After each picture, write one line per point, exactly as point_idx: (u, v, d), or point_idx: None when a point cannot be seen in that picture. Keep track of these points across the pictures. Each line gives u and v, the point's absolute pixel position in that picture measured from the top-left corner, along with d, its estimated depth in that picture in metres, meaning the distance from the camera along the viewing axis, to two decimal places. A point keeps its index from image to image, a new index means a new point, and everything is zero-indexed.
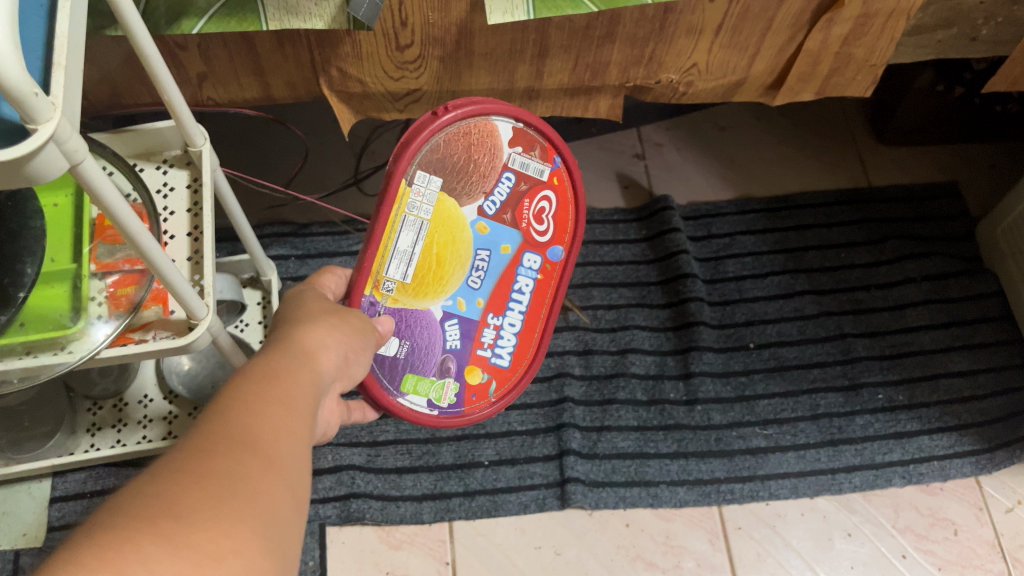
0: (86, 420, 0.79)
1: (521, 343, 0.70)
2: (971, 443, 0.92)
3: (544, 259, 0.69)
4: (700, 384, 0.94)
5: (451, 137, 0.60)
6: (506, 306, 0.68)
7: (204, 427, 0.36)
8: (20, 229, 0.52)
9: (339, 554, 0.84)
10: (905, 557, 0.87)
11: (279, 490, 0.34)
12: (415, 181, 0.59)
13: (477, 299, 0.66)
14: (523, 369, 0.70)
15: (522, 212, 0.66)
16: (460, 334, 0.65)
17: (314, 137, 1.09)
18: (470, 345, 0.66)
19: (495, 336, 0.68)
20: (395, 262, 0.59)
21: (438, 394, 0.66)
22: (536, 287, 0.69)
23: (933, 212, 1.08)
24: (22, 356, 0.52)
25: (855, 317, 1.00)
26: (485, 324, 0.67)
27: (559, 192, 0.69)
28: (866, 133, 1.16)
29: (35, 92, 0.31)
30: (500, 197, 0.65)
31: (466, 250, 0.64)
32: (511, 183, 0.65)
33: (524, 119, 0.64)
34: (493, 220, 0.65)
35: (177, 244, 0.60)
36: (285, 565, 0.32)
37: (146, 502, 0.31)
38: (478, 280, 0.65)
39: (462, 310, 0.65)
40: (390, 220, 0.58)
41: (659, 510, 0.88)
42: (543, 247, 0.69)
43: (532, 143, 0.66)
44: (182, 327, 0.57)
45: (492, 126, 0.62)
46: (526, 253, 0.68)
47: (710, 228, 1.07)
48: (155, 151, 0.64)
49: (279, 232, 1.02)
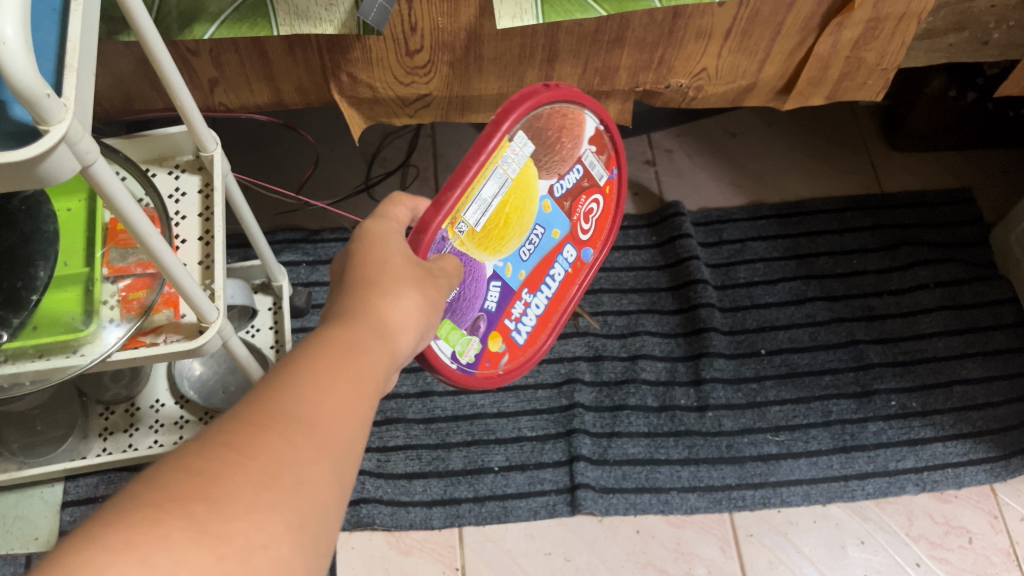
0: (98, 424, 0.79)
1: (538, 326, 0.69)
2: (985, 450, 0.91)
3: (579, 255, 0.71)
4: (711, 390, 0.94)
5: (553, 114, 0.62)
6: (538, 287, 0.67)
7: (263, 398, 0.36)
8: (32, 233, 0.53)
9: (349, 559, 0.84)
10: (918, 565, 0.86)
11: (326, 476, 0.35)
12: (515, 140, 0.59)
13: (521, 270, 0.65)
14: (533, 351, 0.69)
15: (578, 205, 0.69)
16: (498, 298, 0.63)
17: (325, 144, 1.09)
18: (502, 310, 0.64)
19: (523, 310, 0.66)
20: (475, 207, 0.57)
21: (462, 348, 0.61)
22: (565, 277, 0.70)
23: (946, 218, 1.07)
24: (34, 358, 0.52)
25: (868, 323, 1.00)
26: (518, 297, 0.66)
27: (608, 199, 0.73)
28: (878, 139, 1.15)
29: (48, 93, 0.31)
30: (569, 182, 0.66)
31: (527, 222, 0.63)
32: (579, 175, 0.68)
33: (604, 125, 0.68)
34: (557, 201, 0.66)
35: (189, 247, 0.60)
36: (317, 560, 0.33)
37: (182, 479, 0.31)
38: (528, 252, 0.65)
39: (507, 274, 0.63)
40: (485, 167, 0.56)
41: (670, 516, 0.88)
42: (581, 244, 0.71)
43: (603, 147, 0.70)
44: (193, 330, 0.57)
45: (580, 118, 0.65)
46: (568, 244, 0.69)
47: (722, 234, 1.06)
48: (166, 157, 0.64)
49: (291, 237, 1.02)
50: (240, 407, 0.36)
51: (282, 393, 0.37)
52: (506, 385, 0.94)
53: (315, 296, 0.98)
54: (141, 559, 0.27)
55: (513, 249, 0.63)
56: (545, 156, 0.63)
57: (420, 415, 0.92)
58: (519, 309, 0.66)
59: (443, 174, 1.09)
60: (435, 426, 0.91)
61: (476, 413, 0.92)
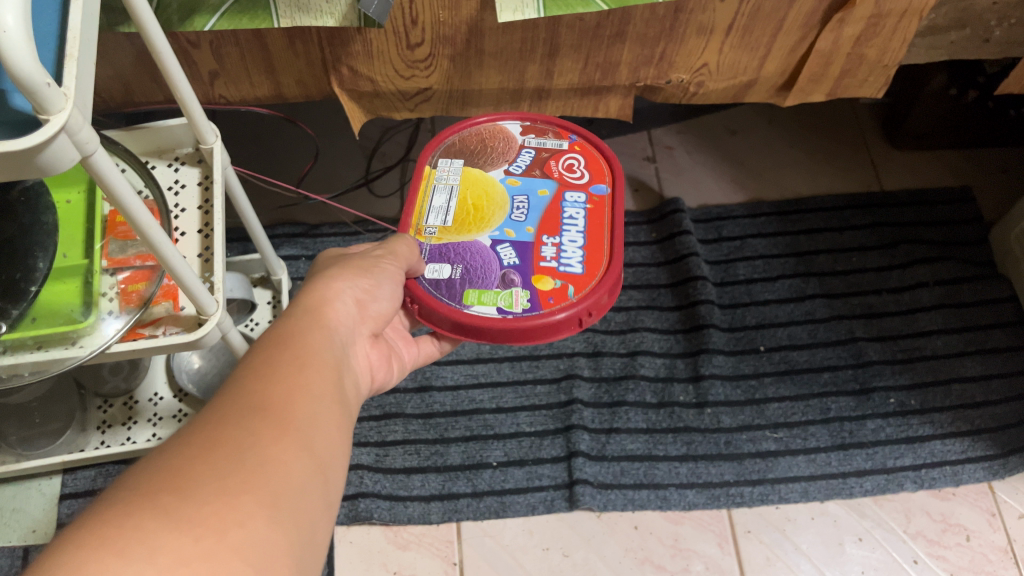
0: (97, 417, 0.79)
1: (594, 251, 0.63)
2: (984, 448, 0.91)
3: (590, 194, 0.66)
4: (710, 387, 0.94)
5: (466, 137, 0.69)
6: (560, 229, 0.64)
7: (217, 402, 0.38)
8: (31, 225, 0.53)
9: (347, 553, 0.84)
10: (916, 562, 0.85)
11: (290, 451, 0.36)
12: (440, 165, 0.67)
13: (523, 227, 0.64)
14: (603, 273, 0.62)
15: (551, 168, 0.67)
16: (516, 256, 0.62)
17: (326, 138, 1.09)
18: (531, 260, 0.62)
19: (557, 250, 0.63)
20: (434, 215, 0.64)
21: (508, 301, 0.60)
22: (590, 211, 0.65)
23: (946, 216, 1.07)
24: (33, 350, 0.52)
25: (867, 321, 0.99)
26: (541, 245, 0.63)
27: (588, 151, 0.69)
28: (878, 137, 1.16)
29: (48, 82, 0.31)
30: (523, 162, 0.67)
31: (503, 196, 0.65)
32: (531, 154, 0.68)
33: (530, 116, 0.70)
34: (522, 174, 0.67)
35: (188, 240, 0.60)
36: (301, 533, 0.34)
37: (150, 479, 0.32)
38: (522, 213, 0.64)
39: (511, 236, 0.63)
40: (421, 190, 0.66)
41: (668, 513, 0.88)
42: (586, 185, 0.66)
43: (543, 130, 0.70)
44: (192, 323, 0.57)
45: (499, 126, 0.70)
46: (568, 190, 0.66)
47: (721, 230, 1.07)
48: (166, 149, 0.64)
49: (290, 232, 1.02)
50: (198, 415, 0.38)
51: (229, 400, 0.38)
52: (504, 380, 0.94)
53: None
54: (118, 554, 0.28)
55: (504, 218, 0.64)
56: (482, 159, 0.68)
57: (419, 410, 0.92)
58: (556, 251, 0.63)
59: None
60: (434, 421, 0.91)
61: (474, 409, 0.92)
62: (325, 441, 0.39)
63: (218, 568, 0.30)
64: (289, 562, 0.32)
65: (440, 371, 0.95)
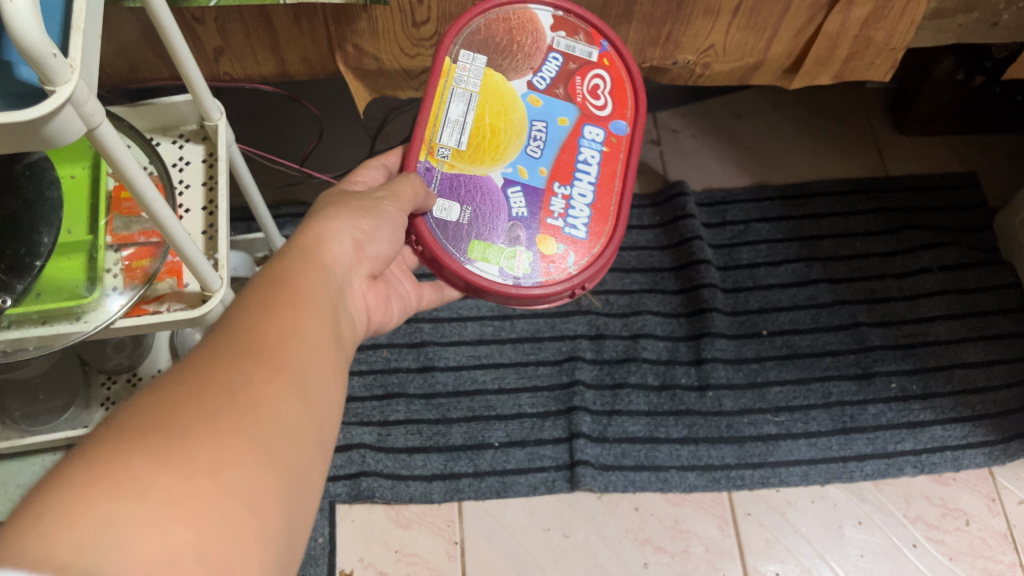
0: (101, 394, 0.80)
1: (599, 209, 0.65)
2: (985, 433, 0.92)
3: (608, 133, 0.66)
4: (712, 369, 0.94)
5: (492, 22, 0.64)
6: (573, 178, 0.65)
7: (211, 339, 0.38)
8: (36, 199, 0.53)
9: (348, 531, 0.85)
10: (915, 546, 0.86)
11: (283, 390, 0.36)
12: (460, 58, 0.63)
13: (538, 168, 0.64)
14: (607, 237, 0.65)
15: (575, 87, 0.66)
16: (525, 203, 0.64)
17: (330, 118, 1.09)
18: (539, 213, 0.64)
19: (566, 206, 0.65)
20: (448, 130, 0.63)
21: (511, 263, 0.63)
22: (604, 158, 0.66)
23: (951, 202, 1.07)
24: (38, 324, 0.52)
25: (870, 306, 0.99)
26: (552, 194, 0.64)
27: (613, 72, 0.67)
28: (884, 122, 1.15)
29: (54, 53, 0.31)
30: (549, 73, 0.66)
31: (521, 122, 0.64)
32: (558, 63, 0.66)
33: (564, 6, 0.66)
34: (544, 93, 0.65)
35: (192, 217, 0.60)
36: (291, 475, 0.34)
37: (139, 415, 0.32)
38: (539, 150, 0.65)
39: (525, 178, 0.64)
40: (438, 93, 0.63)
41: (669, 495, 0.88)
42: (604, 121, 0.67)
43: (574, 29, 0.66)
44: (196, 299, 0.57)
45: (530, 14, 0.66)
46: (586, 125, 0.66)
47: (725, 214, 1.06)
48: (170, 126, 0.64)
49: (293, 212, 1.01)
50: (192, 350, 0.38)
51: (220, 337, 0.38)
52: (507, 362, 0.94)
53: None
54: (106, 491, 0.28)
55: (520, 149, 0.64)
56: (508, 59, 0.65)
57: (421, 390, 0.92)
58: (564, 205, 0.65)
59: None
60: (436, 401, 0.91)
61: (476, 390, 0.92)
62: (318, 381, 0.39)
63: (210, 506, 0.30)
64: (280, 499, 0.33)
65: (443, 352, 0.94)
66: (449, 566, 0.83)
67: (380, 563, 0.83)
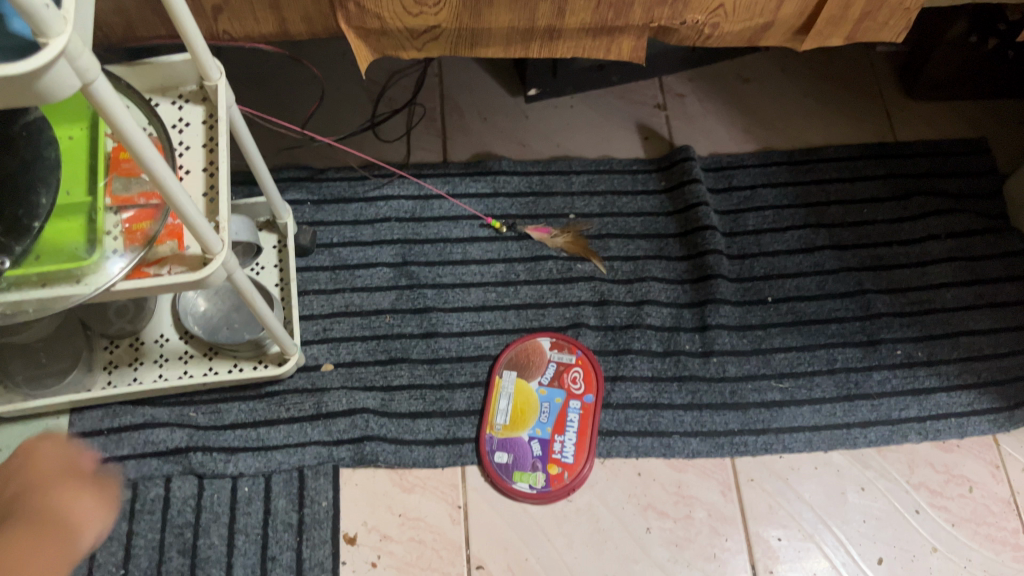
0: (103, 358, 0.80)
1: (581, 448, 0.86)
2: (990, 401, 0.91)
3: (584, 404, 0.89)
4: (716, 336, 0.93)
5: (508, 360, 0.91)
6: (566, 430, 0.87)
7: None
8: (32, 159, 0.52)
9: (352, 495, 0.85)
10: (918, 512, 0.86)
11: None
12: None
13: (542, 427, 0.87)
14: (586, 452, 0.86)
15: (564, 378, 0.90)
16: (539, 449, 0.86)
17: (332, 81, 1.08)
18: (547, 446, 0.86)
19: (561, 446, 0.86)
20: None
21: (534, 478, 0.85)
22: (581, 424, 0.87)
23: (960, 167, 1.06)
24: (38, 286, 0.52)
25: (876, 273, 0.99)
26: (556, 446, 0.86)
27: (585, 365, 0.91)
28: (894, 87, 1.13)
29: (46, 4, 0.30)
30: (547, 373, 0.90)
31: (537, 410, 0.88)
32: (554, 366, 0.90)
33: (554, 335, 0.92)
34: (548, 384, 0.90)
35: (193, 178, 0.59)
36: None
37: None
38: (545, 416, 0.88)
39: (540, 433, 0.87)
40: None
41: (672, 460, 0.88)
42: (581, 396, 0.89)
43: (559, 345, 0.92)
44: (198, 262, 0.57)
45: (535, 343, 0.92)
46: (573, 403, 0.89)
47: (731, 180, 1.05)
48: (169, 87, 0.63)
49: (295, 175, 1.00)
50: None
51: None
52: (510, 328, 0.93)
53: (320, 237, 0.97)
54: None
55: (540, 396, 0.89)
56: (524, 355, 0.91)
57: (424, 355, 0.91)
58: (559, 446, 0.86)
59: (450, 116, 1.07)
60: (439, 367, 0.91)
61: (480, 355, 0.92)
62: None
63: None
64: None
65: (446, 318, 0.93)
66: (452, 529, 0.84)
67: (384, 527, 0.83)
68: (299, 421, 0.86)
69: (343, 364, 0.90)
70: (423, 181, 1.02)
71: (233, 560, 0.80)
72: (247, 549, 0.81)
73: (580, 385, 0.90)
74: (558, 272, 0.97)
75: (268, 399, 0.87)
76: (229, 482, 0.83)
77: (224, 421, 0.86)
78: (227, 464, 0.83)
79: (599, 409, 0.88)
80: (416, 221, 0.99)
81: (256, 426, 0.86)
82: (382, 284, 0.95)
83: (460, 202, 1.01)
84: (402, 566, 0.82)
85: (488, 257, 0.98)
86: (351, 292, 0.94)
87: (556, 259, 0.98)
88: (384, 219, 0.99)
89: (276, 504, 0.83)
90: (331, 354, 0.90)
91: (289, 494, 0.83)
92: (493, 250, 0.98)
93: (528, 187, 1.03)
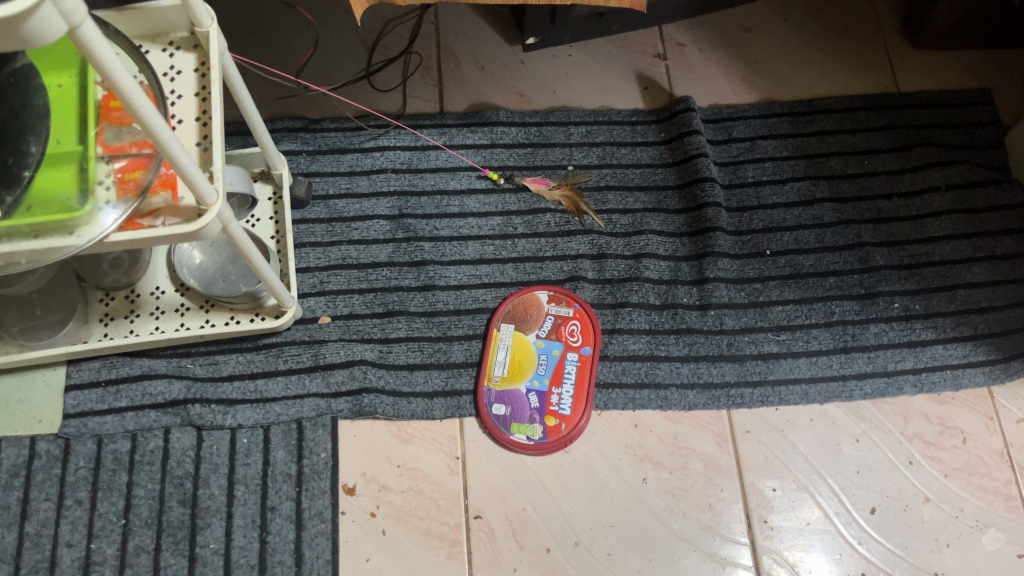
0: (99, 309, 0.79)
1: (577, 399, 0.87)
2: (986, 353, 0.92)
3: (581, 357, 0.89)
4: (714, 289, 0.93)
5: (507, 313, 0.90)
6: (563, 383, 0.87)
7: None
8: (22, 107, 0.51)
9: (350, 447, 0.85)
10: (911, 463, 0.87)
11: None
12: None
13: (539, 379, 0.87)
14: (583, 404, 0.86)
15: (562, 330, 0.90)
16: (535, 401, 0.86)
17: (326, 30, 1.06)
18: (544, 398, 0.87)
19: (557, 399, 0.87)
20: None
21: (531, 430, 0.85)
22: (578, 377, 0.88)
23: (963, 119, 1.05)
24: (30, 237, 0.51)
25: (876, 226, 0.98)
26: (552, 398, 0.87)
27: (582, 318, 0.90)
28: (898, 36, 1.12)
29: None
30: (546, 325, 0.90)
31: (534, 362, 0.88)
32: (552, 319, 0.90)
33: (552, 288, 0.92)
34: (545, 337, 0.89)
35: (185, 128, 0.58)
36: None
37: None
38: (542, 368, 0.88)
39: (536, 385, 0.87)
40: None
41: (668, 412, 0.88)
42: (578, 348, 0.89)
43: (557, 299, 0.91)
44: (192, 214, 0.56)
45: (533, 296, 0.91)
46: (570, 355, 0.89)
47: (731, 131, 1.04)
48: (161, 33, 0.61)
49: (290, 126, 0.99)
50: None
51: None
52: (508, 281, 0.93)
53: (316, 189, 0.96)
54: None
55: (537, 348, 0.89)
56: (521, 308, 0.91)
57: (422, 308, 0.91)
58: (557, 398, 0.87)
59: (447, 65, 1.06)
60: (437, 319, 0.91)
61: (477, 308, 0.91)
62: None
63: None
64: None
65: (443, 271, 0.93)
66: (450, 480, 0.84)
67: (382, 478, 0.84)
68: (297, 373, 0.86)
69: (341, 316, 0.90)
70: (419, 132, 1.01)
71: (233, 510, 0.81)
72: (246, 499, 0.81)
73: (578, 337, 0.89)
74: (555, 224, 0.97)
75: (265, 351, 0.87)
76: (228, 434, 0.84)
77: (221, 372, 0.86)
78: (226, 416, 0.84)
79: (597, 362, 0.88)
80: (412, 173, 0.98)
81: (254, 378, 0.86)
82: (379, 236, 0.94)
83: (458, 154, 1.00)
84: (401, 516, 0.82)
85: (485, 209, 0.97)
86: (347, 244, 0.94)
87: (554, 212, 0.97)
88: (380, 170, 0.98)
89: (275, 455, 0.83)
90: (328, 306, 0.90)
91: (288, 445, 0.84)
92: (491, 202, 0.97)
93: (526, 138, 1.02)
